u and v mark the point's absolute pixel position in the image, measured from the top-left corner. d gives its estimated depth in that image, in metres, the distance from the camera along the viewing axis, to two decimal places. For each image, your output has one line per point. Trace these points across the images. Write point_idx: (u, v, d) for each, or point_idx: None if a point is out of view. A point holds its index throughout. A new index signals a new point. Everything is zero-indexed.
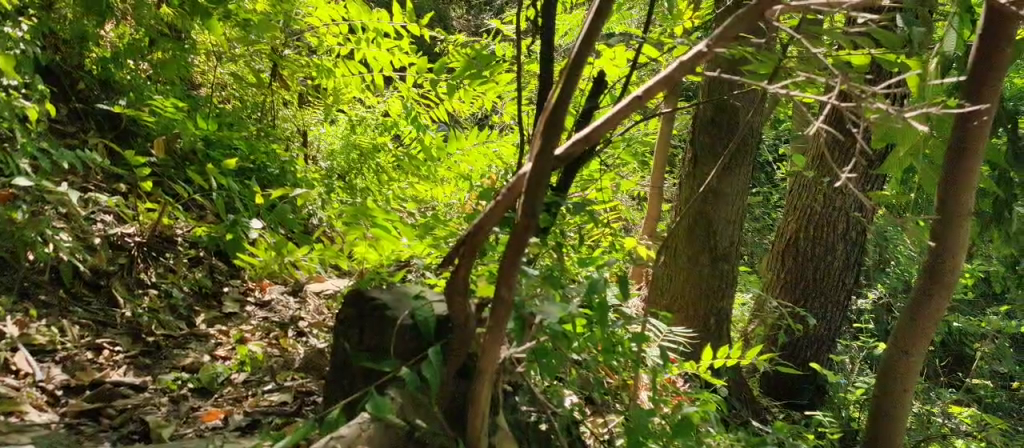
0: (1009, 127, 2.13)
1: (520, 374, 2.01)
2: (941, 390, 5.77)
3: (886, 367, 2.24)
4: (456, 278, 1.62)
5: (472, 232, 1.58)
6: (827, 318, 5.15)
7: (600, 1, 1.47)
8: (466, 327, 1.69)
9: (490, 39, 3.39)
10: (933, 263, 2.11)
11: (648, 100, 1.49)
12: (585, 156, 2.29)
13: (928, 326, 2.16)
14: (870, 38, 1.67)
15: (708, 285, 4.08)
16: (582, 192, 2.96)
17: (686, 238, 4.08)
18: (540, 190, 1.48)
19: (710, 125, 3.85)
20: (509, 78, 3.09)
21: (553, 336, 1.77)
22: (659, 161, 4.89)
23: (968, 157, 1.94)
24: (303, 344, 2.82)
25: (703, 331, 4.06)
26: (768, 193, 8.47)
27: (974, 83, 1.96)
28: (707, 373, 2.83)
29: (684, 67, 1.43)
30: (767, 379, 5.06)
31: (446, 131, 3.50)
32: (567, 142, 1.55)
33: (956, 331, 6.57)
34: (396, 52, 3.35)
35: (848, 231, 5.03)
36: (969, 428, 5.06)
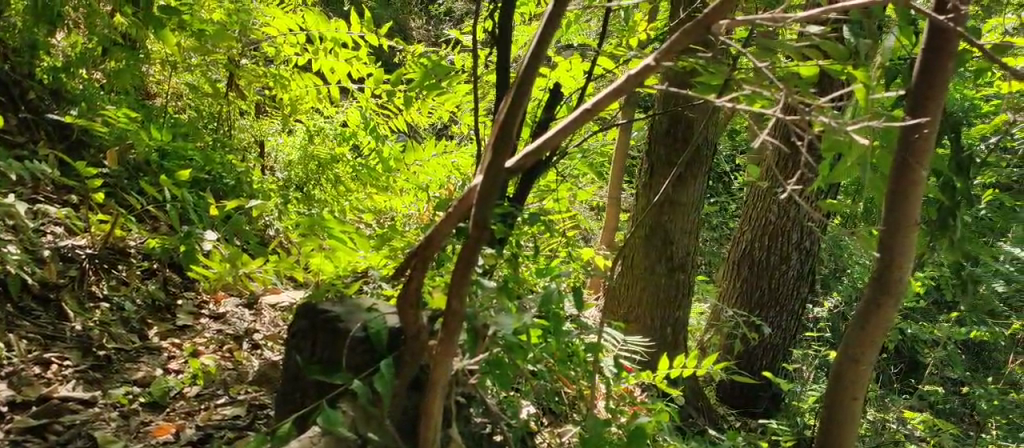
0: (954, 138, 2.18)
1: (473, 386, 2.01)
2: (893, 396, 5.87)
3: (833, 377, 2.13)
4: (408, 290, 1.63)
5: (425, 243, 1.61)
6: (782, 327, 5.21)
7: (550, 14, 1.48)
8: (419, 338, 1.71)
9: (450, 50, 3.41)
10: (880, 271, 2.00)
11: (599, 112, 1.51)
12: (541, 167, 2.30)
13: (875, 337, 2.04)
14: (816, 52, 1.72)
15: (665, 296, 4.12)
16: (539, 203, 2.96)
17: (642, 248, 4.11)
18: (491, 200, 1.51)
19: (666, 136, 3.89)
20: (466, 88, 3.09)
21: (507, 347, 1.78)
22: (616, 170, 4.92)
23: (913, 168, 1.84)
24: (258, 357, 2.81)
25: (660, 340, 4.10)
26: (725, 202, 8.56)
27: (918, 92, 1.86)
28: (663, 383, 2.83)
29: (634, 79, 1.46)
30: (720, 387, 5.11)
31: (405, 141, 3.50)
32: (517, 155, 1.56)
33: (909, 338, 6.69)
34: (354, 62, 3.34)
35: (802, 241, 5.10)
36: (922, 434, 5.14)
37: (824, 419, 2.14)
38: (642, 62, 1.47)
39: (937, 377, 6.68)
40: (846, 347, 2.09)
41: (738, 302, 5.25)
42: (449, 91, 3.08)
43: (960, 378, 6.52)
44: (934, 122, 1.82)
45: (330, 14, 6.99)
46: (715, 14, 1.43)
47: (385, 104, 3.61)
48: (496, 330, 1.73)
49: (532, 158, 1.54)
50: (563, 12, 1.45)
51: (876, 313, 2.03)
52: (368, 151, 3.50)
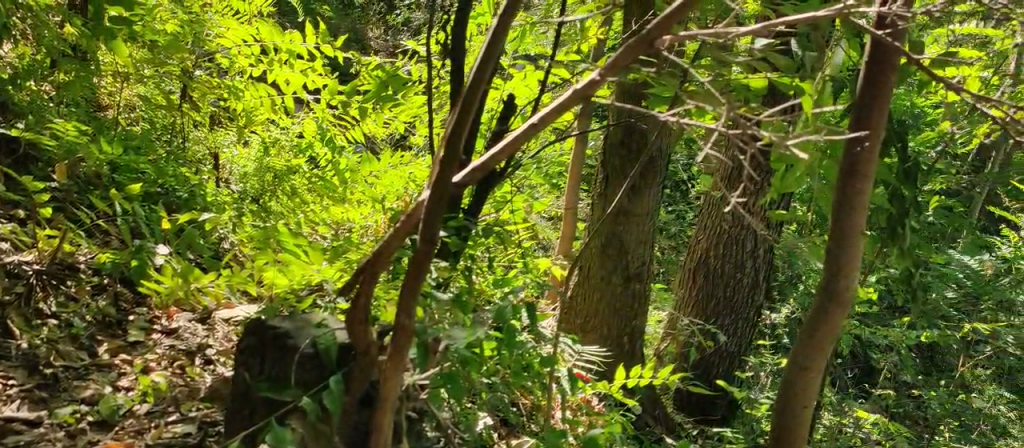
0: (899, 147, 2.22)
1: (425, 400, 2.01)
2: (848, 400, 5.94)
3: (784, 384, 2.14)
4: (357, 305, 1.67)
5: (376, 255, 1.67)
6: (737, 334, 5.27)
7: (498, 27, 1.52)
8: (368, 354, 1.74)
9: (405, 61, 3.40)
10: (829, 278, 2.02)
11: (547, 127, 1.59)
12: (496, 178, 2.29)
13: (824, 343, 2.06)
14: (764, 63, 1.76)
15: (621, 306, 4.14)
16: (496, 214, 2.95)
17: (598, 258, 4.13)
18: (439, 213, 1.57)
19: (620, 147, 3.93)
20: (421, 99, 3.09)
21: (460, 361, 1.77)
22: (573, 179, 4.93)
23: (858, 179, 1.87)
24: (211, 373, 2.77)
25: (617, 349, 4.12)
26: (682, 210, 8.63)
27: (862, 105, 1.90)
28: (620, 393, 2.83)
29: (582, 91, 1.50)
30: (679, 396, 5.10)
31: (362, 152, 3.48)
32: (467, 170, 1.64)
33: (863, 342, 6.79)
34: (309, 73, 3.32)
35: (755, 249, 5.18)
36: (877, 437, 5.22)
37: (775, 426, 2.15)
38: (589, 76, 1.51)
39: (890, 382, 6.78)
40: (796, 354, 2.10)
41: (693, 311, 5.28)
42: (404, 102, 3.07)
43: (913, 383, 6.63)
44: (876, 134, 1.86)
45: (285, 25, 6.94)
46: (659, 30, 1.47)
47: (342, 114, 3.59)
48: (449, 344, 1.73)
49: (480, 172, 1.64)
50: (512, 23, 1.50)
51: (825, 320, 2.05)
52: (324, 162, 3.47)
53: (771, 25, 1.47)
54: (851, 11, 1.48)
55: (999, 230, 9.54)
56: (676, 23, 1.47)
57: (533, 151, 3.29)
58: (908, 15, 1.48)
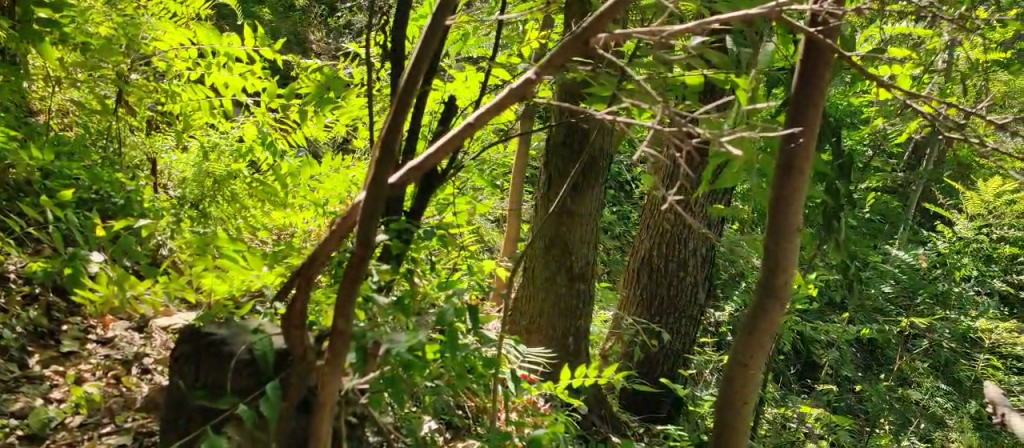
0: (834, 144, 2.25)
1: (365, 406, 1.98)
2: (791, 396, 6.02)
3: (725, 381, 2.14)
4: (294, 309, 1.65)
5: (312, 257, 1.68)
6: (682, 332, 5.31)
7: (423, 42, 1.59)
8: (305, 360, 1.72)
9: (346, 64, 3.37)
10: (766, 276, 2.04)
11: (481, 127, 1.61)
12: (437, 180, 2.27)
13: (763, 341, 2.07)
14: (702, 61, 1.77)
15: (567, 306, 4.14)
16: (439, 217, 2.92)
17: (542, 259, 4.13)
18: (375, 216, 1.60)
19: (563, 147, 3.94)
20: (362, 102, 3.05)
21: (401, 365, 1.75)
22: (516, 180, 4.92)
23: (796, 177, 1.89)
24: (148, 382, 2.71)
25: (561, 350, 4.12)
26: (626, 211, 8.68)
27: (799, 106, 1.92)
28: (565, 394, 2.83)
29: (517, 92, 1.55)
30: (624, 396, 5.11)
31: (304, 156, 3.43)
32: (399, 173, 1.67)
33: (805, 338, 6.90)
34: (248, 77, 3.27)
35: (697, 248, 5.24)
36: (820, 432, 5.31)
37: (717, 425, 2.15)
38: (524, 75, 1.55)
39: (831, 377, 6.89)
40: (735, 352, 2.11)
41: (637, 311, 5.31)
42: (344, 105, 3.03)
43: (853, 378, 6.74)
44: (810, 132, 1.89)
45: (223, 26, 6.83)
46: (598, 25, 1.48)
47: (282, 118, 3.54)
48: (389, 348, 1.71)
49: (420, 171, 1.64)
50: (441, 28, 1.58)
51: (763, 318, 2.06)
52: (264, 166, 3.41)
53: (704, 23, 1.51)
54: (786, 7, 1.51)
55: (934, 227, 9.78)
56: (609, 21, 1.50)
57: (475, 153, 3.28)
58: (837, 11, 1.55)
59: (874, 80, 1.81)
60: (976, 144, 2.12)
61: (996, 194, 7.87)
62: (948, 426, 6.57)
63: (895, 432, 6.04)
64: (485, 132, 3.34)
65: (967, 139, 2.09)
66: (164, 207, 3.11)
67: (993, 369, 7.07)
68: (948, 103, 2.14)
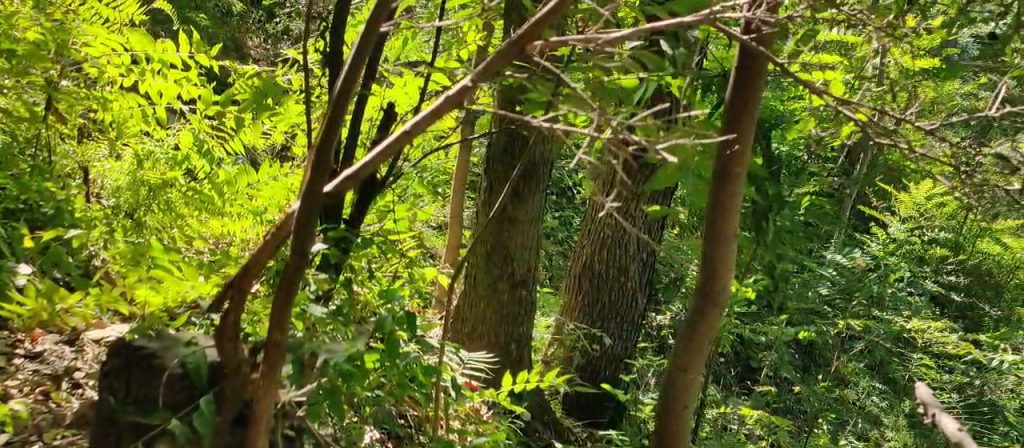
0: (768, 150, 2.29)
1: (303, 417, 1.96)
2: (732, 397, 6.10)
3: (665, 384, 2.14)
4: (227, 321, 1.68)
5: (244, 270, 1.68)
6: (624, 336, 5.34)
7: (355, 50, 1.58)
8: (239, 373, 1.74)
9: (285, 71, 3.32)
10: (705, 278, 2.05)
11: (419, 135, 1.60)
12: (376, 186, 2.25)
13: (702, 344, 2.08)
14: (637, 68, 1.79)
15: (508, 311, 4.14)
16: (378, 224, 2.90)
17: (484, 265, 4.13)
18: (310, 224, 1.59)
19: (503, 153, 3.95)
20: (300, 108, 3.00)
21: (339, 376, 1.73)
22: (458, 185, 4.89)
23: (731, 183, 1.91)
24: (79, 398, 2.65)
25: (504, 356, 4.12)
26: (568, 216, 8.71)
27: (733, 112, 1.94)
28: (508, 400, 2.83)
29: (453, 100, 1.54)
30: (567, 401, 5.13)
31: (241, 163, 3.38)
32: (335, 181, 1.65)
33: (745, 341, 6.99)
34: (184, 83, 3.22)
35: (639, 253, 5.28)
36: (761, 433, 5.38)
37: (658, 429, 2.16)
38: (460, 83, 1.55)
39: (770, 379, 7.01)
40: (675, 356, 2.11)
41: (579, 316, 5.33)
42: (281, 111, 2.96)
43: (791, 379, 6.87)
44: (745, 139, 1.91)
45: (157, 32, 6.70)
46: (538, 26, 1.49)
47: (219, 125, 3.47)
48: (328, 359, 1.69)
49: (356, 178, 1.61)
50: (374, 34, 1.57)
51: (702, 320, 2.08)
52: (201, 175, 3.34)
53: (638, 31, 1.52)
54: (719, 15, 1.52)
55: (868, 229, 10.01)
56: (544, 27, 1.50)
57: (416, 159, 3.25)
58: (770, 18, 1.57)
59: (806, 87, 1.84)
60: (904, 149, 2.17)
61: (927, 198, 8.09)
62: (883, 425, 6.73)
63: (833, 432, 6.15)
64: (426, 138, 3.33)
65: (896, 144, 2.14)
66: (96, 216, 2.95)
67: (926, 367, 7.25)
68: (877, 108, 2.18)
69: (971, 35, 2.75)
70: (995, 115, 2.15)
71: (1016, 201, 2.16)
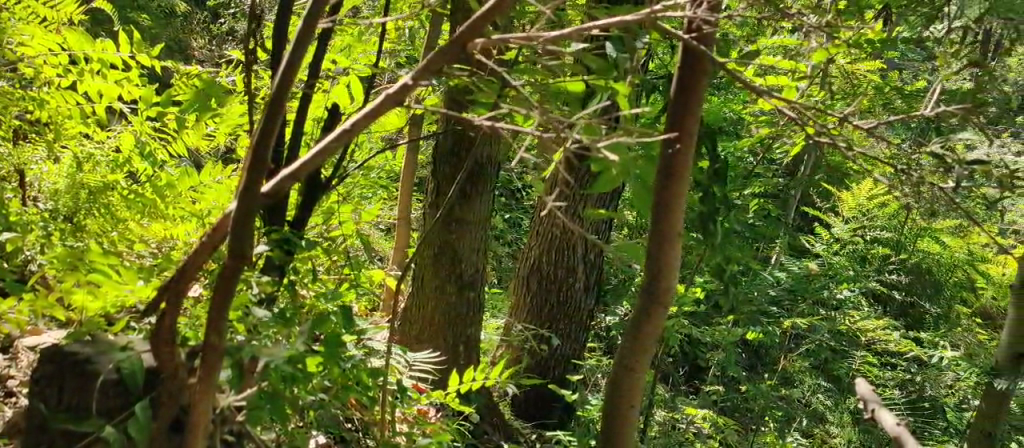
0: (710, 150, 2.31)
1: (242, 423, 1.92)
2: (681, 397, 6.15)
3: (610, 384, 2.13)
4: (161, 325, 1.64)
5: (180, 272, 1.65)
6: (572, 337, 5.35)
7: (294, 47, 1.56)
8: (176, 377, 1.71)
9: (229, 71, 3.27)
10: (650, 278, 2.04)
11: (358, 133, 1.58)
12: (320, 188, 2.22)
13: (647, 344, 2.08)
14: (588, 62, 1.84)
15: (456, 313, 4.13)
16: (324, 225, 2.86)
17: (431, 268, 4.11)
18: (247, 224, 1.57)
19: (450, 155, 3.93)
20: (245, 109, 2.95)
21: (279, 379, 1.70)
22: (405, 188, 4.86)
23: (674, 181, 1.93)
24: (10, 407, 2.57)
25: (452, 359, 4.10)
26: (518, 218, 8.72)
27: (676, 110, 1.96)
28: (455, 402, 2.81)
29: (394, 96, 1.53)
30: (516, 402, 5.12)
31: (185, 166, 3.30)
32: (273, 181, 1.62)
33: (693, 342, 7.05)
34: (124, 84, 3.14)
35: (587, 254, 5.30)
36: (709, 432, 5.42)
37: (605, 431, 2.14)
38: (401, 80, 1.54)
39: (718, 378, 7.07)
40: (622, 355, 2.11)
41: (528, 318, 5.33)
42: (224, 111, 2.90)
43: (738, 378, 6.94)
44: (689, 139, 1.93)
45: (97, 32, 6.59)
46: (479, 23, 1.49)
47: (162, 127, 3.39)
48: (269, 362, 1.67)
49: (294, 178, 1.59)
50: (314, 30, 1.55)
51: (647, 319, 2.07)
52: (143, 178, 3.27)
53: (580, 29, 1.52)
54: (660, 13, 1.53)
55: (812, 230, 10.16)
56: (488, 23, 1.50)
57: (360, 161, 3.22)
58: (710, 17, 1.58)
59: (748, 85, 1.86)
60: (843, 148, 2.20)
61: (869, 200, 8.41)
62: (827, 422, 6.86)
63: (779, 430, 6.20)
64: (371, 139, 3.30)
65: (835, 143, 2.17)
66: (30, 219, 2.85)
67: (869, 366, 7.37)
68: (817, 107, 2.21)
69: (909, 38, 2.82)
70: (931, 114, 2.20)
71: (951, 198, 2.21)
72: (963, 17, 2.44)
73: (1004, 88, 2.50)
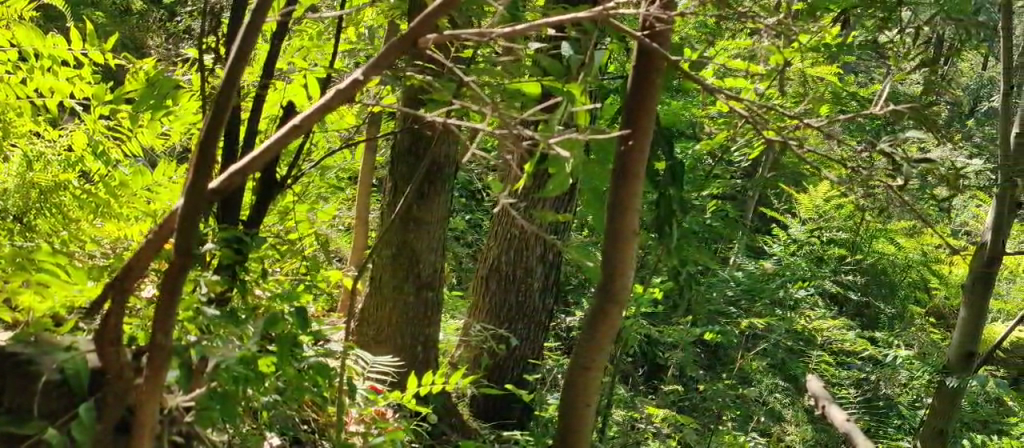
0: (665, 150, 2.32)
1: (190, 425, 1.90)
2: (640, 396, 6.18)
3: (566, 384, 2.12)
4: (107, 325, 1.61)
5: (126, 271, 1.62)
6: (530, 337, 5.36)
7: (242, 42, 1.53)
8: (122, 378, 1.67)
9: (184, 69, 3.22)
10: (606, 277, 2.04)
11: (307, 130, 1.57)
12: (274, 188, 2.20)
13: (603, 343, 2.08)
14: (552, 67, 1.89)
15: (415, 314, 4.13)
16: (280, 225, 2.84)
17: (390, 269, 4.09)
18: (193, 221, 1.54)
19: (409, 155, 3.92)
20: (200, 108, 2.91)
21: (230, 379, 1.68)
22: (363, 187, 4.83)
23: (629, 180, 1.93)
24: None
25: (410, 359, 4.13)
26: (478, 220, 8.73)
27: (631, 109, 1.96)
28: (412, 404, 2.80)
29: (346, 92, 1.51)
30: (475, 403, 5.11)
31: (138, 166, 3.25)
32: (220, 178, 1.60)
33: (652, 341, 7.09)
34: (76, 81, 3.07)
35: (545, 254, 5.31)
36: (667, 431, 5.46)
37: (560, 430, 2.13)
38: (351, 76, 1.52)
39: (678, 378, 7.12)
40: (577, 354, 2.10)
41: (486, 318, 5.33)
42: (178, 108, 2.85)
43: (696, 377, 6.99)
44: (643, 139, 1.93)
45: (48, 30, 6.48)
46: (431, 17, 1.48)
47: (116, 125, 3.33)
48: (220, 361, 1.65)
49: (242, 175, 1.56)
50: (261, 24, 1.52)
51: (602, 318, 2.06)
52: (96, 177, 3.20)
53: (533, 25, 1.52)
54: (612, 11, 1.53)
55: (769, 231, 10.27)
56: (441, 16, 1.49)
57: (316, 160, 3.19)
58: (663, 15, 1.59)
59: (702, 85, 1.87)
60: (796, 148, 2.23)
61: (825, 201, 8.65)
62: (784, 420, 6.93)
63: (737, 428, 6.26)
64: (328, 138, 3.27)
65: (787, 142, 2.19)
66: None
67: (825, 365, 7.46)
68: (771, 107, 2.23)
69: (862, 41, 2.86)
70: (880, 113, 2.22)
71: (900, 196, 2.23)
72: (915, 21, 2.49)
73: (954, 90, 2.54)
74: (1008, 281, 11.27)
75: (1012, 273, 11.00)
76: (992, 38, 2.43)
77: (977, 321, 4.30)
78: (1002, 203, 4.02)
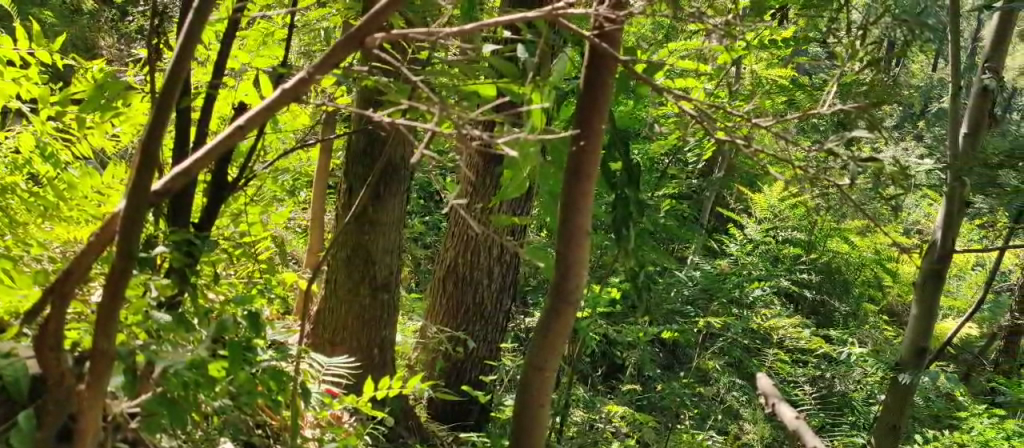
0: (619, 151, 2.32)
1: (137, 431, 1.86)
2: (599, 396, 6.19)
3: (521, 385, 2.11)
4: (46, 330, 1.57)
5: (65, 275, 1.58)
6: (487, 338, 5.35)
7: (184, 42, 1.51)
8: (62, 384, 1.64)
9: (134, 69, 3.16)
10: (560, 275, 2.03)
11: (253, 130, 1.54)
12: (225, 190, 2.16)
13: (557, 343, 2.07)
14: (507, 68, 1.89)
15: (370, 316, 4.11)
16: (232, 227, 2.80)
17: (344, 271, 4.06)
18: (135, 222, 1.50)
19: (365, 156, 3.90)
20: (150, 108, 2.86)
21: (177, 383, 1.66)
22: (319, 189, 4.79)
23: (582, 179, 1.93)
24: None
25: (366, 362, 4.12)
26: (437, 221, 8.71)
27: (583, 110, 1.96)
28: (367, 407, 2.78)
29: (293, 90, 1.49)
30: (433, 406, 5.10)
31: (87, 168, 3.18)
32: (164, 179, 1.56)
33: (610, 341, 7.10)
34: (23, 82, 3.00)
35: (502, 256, 5.30)
36: (625, 430, 5.47)
37: (514, 432, 2.12)
38: (298, 74, 1.50)
39: (636, 377, 7.16)
40: (532, 355, 2.09)
41: (444, 319, 5.32)
42: (127, 109, 2.80)
43: (654, 377, 7.03)
44: (595, 139, 1.93)
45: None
46: (379, 15, 1.47)
47: (64, 126, 3.26)
48: (168, 366, 1.63)
49: (185, 175, 1.53)
50: (204, 22, 1.50)
51: (557, 318, 2.05)
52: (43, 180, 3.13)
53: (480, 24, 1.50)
54: (560, 11, 1.53)
55: (726, 229, 10.35)
56: (390, 15, 1.48)
57: (269, 162, 3.15)
58: (611, 15, 1.58)
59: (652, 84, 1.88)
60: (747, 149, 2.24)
61: (780, 200, 8.73)
62: (741, 417, 6.98)
63: (695, 427, 6.30)
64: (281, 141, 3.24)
65: (740, 143, 2.20)
66: None
67: (780, 363, 7.53)
68: (724, 107, 2.23)
69: (814, 42, 2.88)
70: (829, 113, 2.24)
71: (850, 196, 2.25)
72: (863, 21, 2.51)
73: (902, 91, 2.58)
74: (957, 278, 11.49)
75: (961, 270, 11.21)
76: (939, 38, 2.46)
77: (928, 320, 4.37)
78: (950, 202, 4.09)
